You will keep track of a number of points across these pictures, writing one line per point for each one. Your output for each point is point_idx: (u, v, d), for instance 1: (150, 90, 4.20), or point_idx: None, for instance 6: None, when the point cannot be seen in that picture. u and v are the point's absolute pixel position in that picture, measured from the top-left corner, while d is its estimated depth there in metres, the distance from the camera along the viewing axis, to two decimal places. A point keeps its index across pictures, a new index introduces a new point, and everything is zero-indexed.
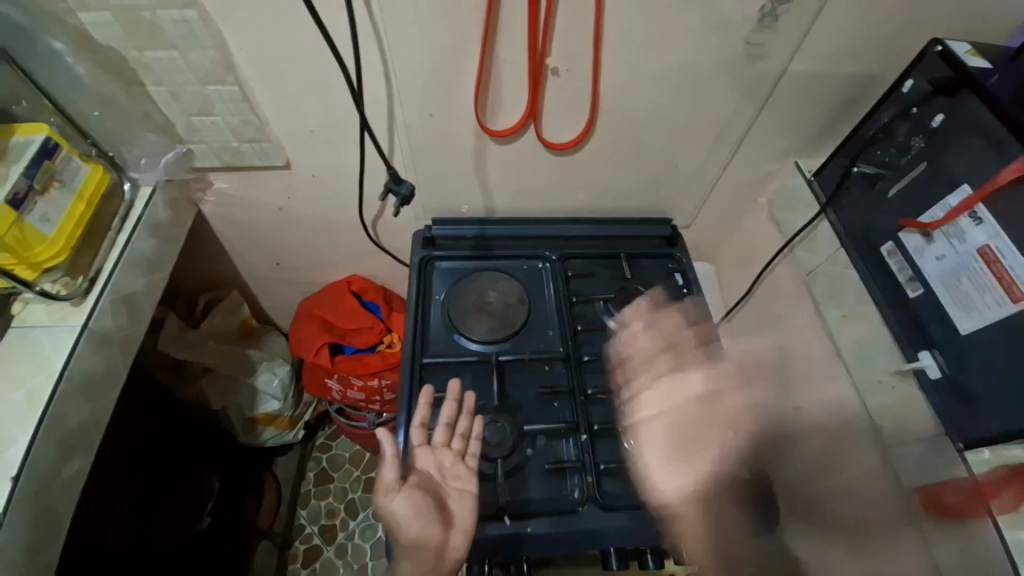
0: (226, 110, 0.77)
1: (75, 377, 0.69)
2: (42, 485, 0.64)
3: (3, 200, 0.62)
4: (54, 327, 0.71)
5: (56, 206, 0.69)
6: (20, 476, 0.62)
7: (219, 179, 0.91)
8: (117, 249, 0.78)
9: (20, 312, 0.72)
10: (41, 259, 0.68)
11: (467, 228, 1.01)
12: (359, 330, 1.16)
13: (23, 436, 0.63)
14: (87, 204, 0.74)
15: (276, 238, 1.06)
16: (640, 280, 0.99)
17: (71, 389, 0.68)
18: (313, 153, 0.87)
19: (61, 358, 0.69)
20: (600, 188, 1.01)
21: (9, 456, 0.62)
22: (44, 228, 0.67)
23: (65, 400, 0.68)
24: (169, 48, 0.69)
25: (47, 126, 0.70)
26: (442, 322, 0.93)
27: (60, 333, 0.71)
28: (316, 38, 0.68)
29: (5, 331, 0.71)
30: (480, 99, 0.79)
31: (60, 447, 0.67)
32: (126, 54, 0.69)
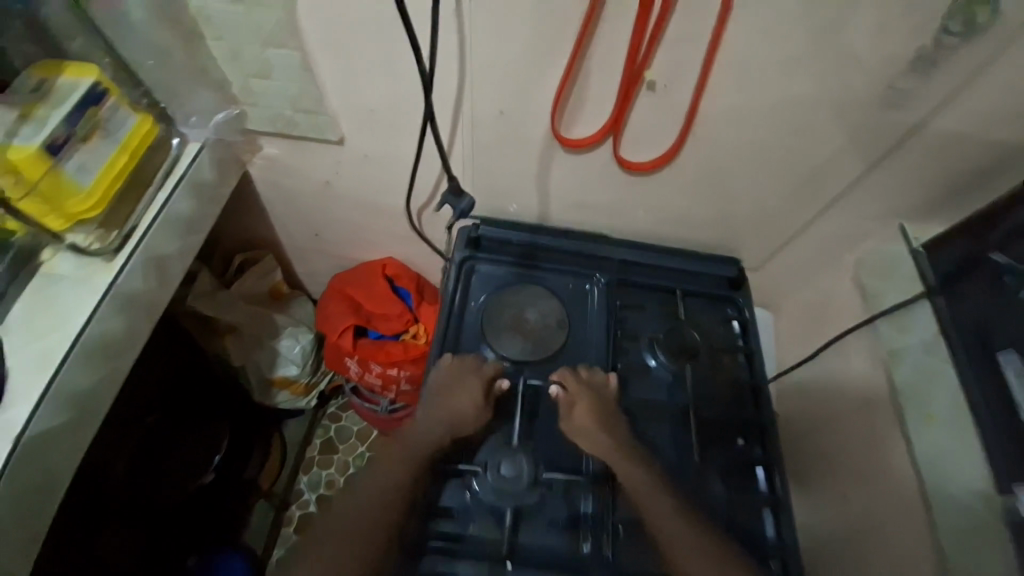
0: (285, 76, 0.72)
1: (93, 340, 0.67)
2: (44, 448, 0.62)
3: (39, 144, 0.60)
4: (80, 282, 0.69)
5: (96, 156, 0.66)
6: (27, 433, 0.61)
7: (269, 144, 0.86)
8: (155, 207, 0.75)
9: (50, 260, 0.70)
10: (74, 212, 0.65)
11: (515, 234, 0.94)
12: (386, 316, 1.13)
13: (31, 398, 0.62)
14: (130, 156, 0.70)
15: (319, 211, 1.02)
16: (693, 324, 0.90)
17: (88, 352, 0.67)
18: (370, 134, 0.80)
19: (82, 317, 0.67)
20: (667, 215, 0.92)
21: (18, 413, 0.61)
22: (80, 178, 0.64)
23: (81, 360, 0.66)
24: (234, 3, 0.63)
25: (97, 70, 0.67)
26: (475, 333, 0.87)
27: (86, 289, 0.69)
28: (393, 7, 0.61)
29: (34, 277, 0.69)
30: (560, 105, 0.71)
31: (73, 407, 0.66)
32: (188, 3, 0.64)
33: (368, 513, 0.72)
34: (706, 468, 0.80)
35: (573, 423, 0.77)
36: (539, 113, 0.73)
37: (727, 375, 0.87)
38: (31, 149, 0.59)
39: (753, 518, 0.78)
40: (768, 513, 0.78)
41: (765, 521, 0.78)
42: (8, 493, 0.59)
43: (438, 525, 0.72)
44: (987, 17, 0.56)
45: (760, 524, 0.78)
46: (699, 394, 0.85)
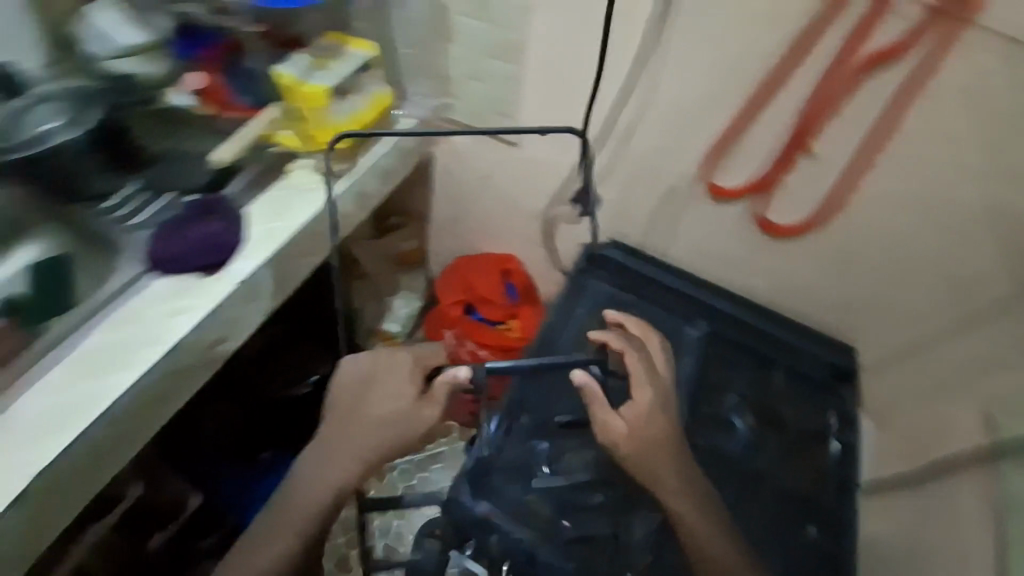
0: (500, 80, 0.89)
1: (305, 233, 0.82)
2: (241, 301, 0.76)
3: (329, 83, 0.80)
4: (307, 191, 0.85)
5: (354, 104, 0.86)
6: (245, 283, 0.76)
7: (458, 134, 1.04)
8: (371, 156, 0.92)
9: (292, 170, 0.87)
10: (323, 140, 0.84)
11: (632, 264, 0.99)
12: (492, 303, 1.24)
13: (256, 259, 0.77)
14: (376, 114, 0.87)
15: (470, 199, 1.18)
16: (787, 401, 0.89)
17: (301, 240, 0.82)
18: (542, 144, 0.95)
19: (304, 215, 0.82)
20: (784, 284, 0.92)
21: (243, 267, 0.76)
22: (340, 115, 0.84)
23: (295, 245, 0.81)
24: (490, 22, 0.85)
25: (374, 47, 0.87)
26: (571, 338, 0.95)
27: (310, 198, 0.84)
28: (621, 45, 0.79)
29: (278, 179, 0.86)
30: (723, 152, 0.82)
31: (274, 279, 0.80)
32: (462, 20, 0.86)
33: (280, 522, 0.66)
34: (766, 535, 0.81)
35: (632, 427, 0.66)
36: (700, 156, 0.84)
37: (814, 460, 0.86)
38: (323, 86, 0.80)
39: None
40: None
41: None
42: (211, 320, 0.72)
43: (499, 482, 0.85)
44: None
45: None
46: (775, 467, 0.85)
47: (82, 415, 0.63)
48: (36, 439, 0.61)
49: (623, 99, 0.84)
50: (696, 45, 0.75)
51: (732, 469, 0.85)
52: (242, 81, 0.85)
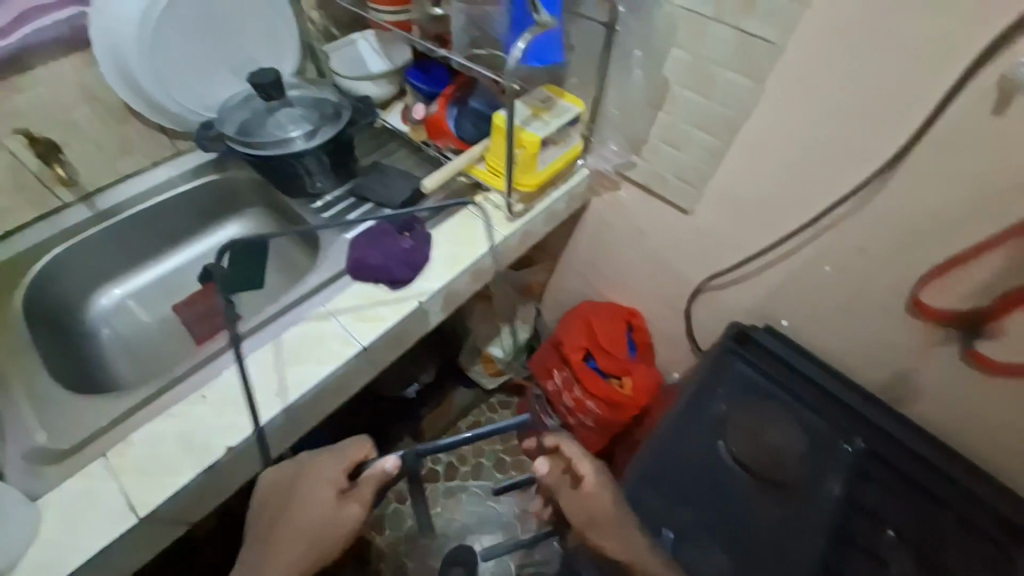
0: (692, 151, 0.85)
1: (481, 264, 0.86)
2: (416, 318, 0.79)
3: (540, 138, 0.80)
4: (488, 224, 0.88)
5: (551, 156, 0.86)
6: (424, 303, 0.79)
7: (625, 189, 1.02)
8: (549, 201, 0.93)
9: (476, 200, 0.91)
10: (522, 187, 0.85)
11: (785, 352, 0.94)
12: (611, 356, 1.22)
13: (438, 281, 0.81)
14: (564, 164, 0.89)
15: (614, 250, 1.17)
16: (957, 552, 0.78)
17: (476, 271, 0.85)
18: (726, 220, 0.91)
19: (483, 247, 0.85)
20: (971, 425, 0.84)
21: (428, 287, 0.80)
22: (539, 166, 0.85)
23: (470, 274, 0.85)
24: (705, 95, 0.77)
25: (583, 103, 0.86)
26: (711, 417, 0.90)
27: (490, 232, 0.87)
28: (871, 153, 0.70)
29: (462, 207, 0.90)
30: (940, 274, 0.74)
31: (445, 303, 0.83)
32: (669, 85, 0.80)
33: None
34: None
35: (578, 498, 0.64)
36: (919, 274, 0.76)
37: None
38: (535, 139, 0.79)
39: None
40: None
41: None
42: (392, 331, 0.76)
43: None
44: None
45: None
46: None
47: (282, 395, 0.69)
48: (236, 406, 0.67)
49: (845, 204, 0.76)
50: (964, 160, 0.65)
51: None
52: (460, 110, 0.88)
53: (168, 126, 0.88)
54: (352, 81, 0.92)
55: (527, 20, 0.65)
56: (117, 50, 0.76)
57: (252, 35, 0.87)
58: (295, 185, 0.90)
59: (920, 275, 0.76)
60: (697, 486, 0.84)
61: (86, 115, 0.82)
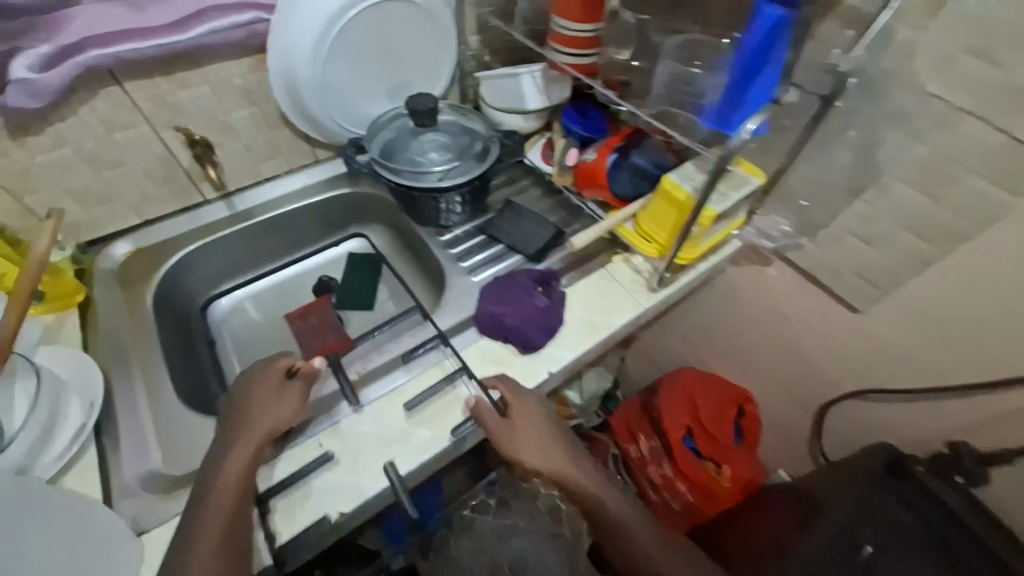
0: (886, 250, 0.73)
1: (615, 336, 0.77)
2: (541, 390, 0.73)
3: (716, 211, 0.69)
4: (629, 291, 0.79)
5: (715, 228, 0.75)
6: (554, 374, 0.72)
7: (777, 268, 0.90)
8: (696, 272, 0.83)
9: (615, 261, 0.82)
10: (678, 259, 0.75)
11: (958, 505, 0.78)
12: (714, 439, 1.10)
13: (571, 350, 0.73)
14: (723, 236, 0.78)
15: (740, 325, 1.05)
16: None
17: (608, 343, 0.77)
18: (909, 333, 0.77)
19: (622, 318, 0.76)
20: None
21: (560, 356, 0.72)
22: (702, 240, 0.74)
23: (603, 345, 0.76)
24: (929, 193, 0.65)
25: (761, 173, 0.75)
26: (845, 556, 0.81)
27: (631, 300, 0.78)
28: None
29: (600, 266, 0.82)
30: None
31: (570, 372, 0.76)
32: (879, 174, 0.68)
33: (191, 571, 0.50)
34: None
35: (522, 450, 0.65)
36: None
37: None
38: (711, 212, 0.68)
39: None
40: None
41: None
42: None
43: None
44: None
45: None
46: None
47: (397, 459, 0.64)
48: (351, 463, 0.63)
49: None
50: None
51: None
52: (618, 161, 0.78)
53: (314, 136, 0.87)
54: (500, 113, 0.87)
55: (762, 72, 0.54)
56: (290, 61, 0.74)
57: (411, 58, 0.85)
58: (428, 217, 0.84)
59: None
60: None
61: (243, 119, 0.80)
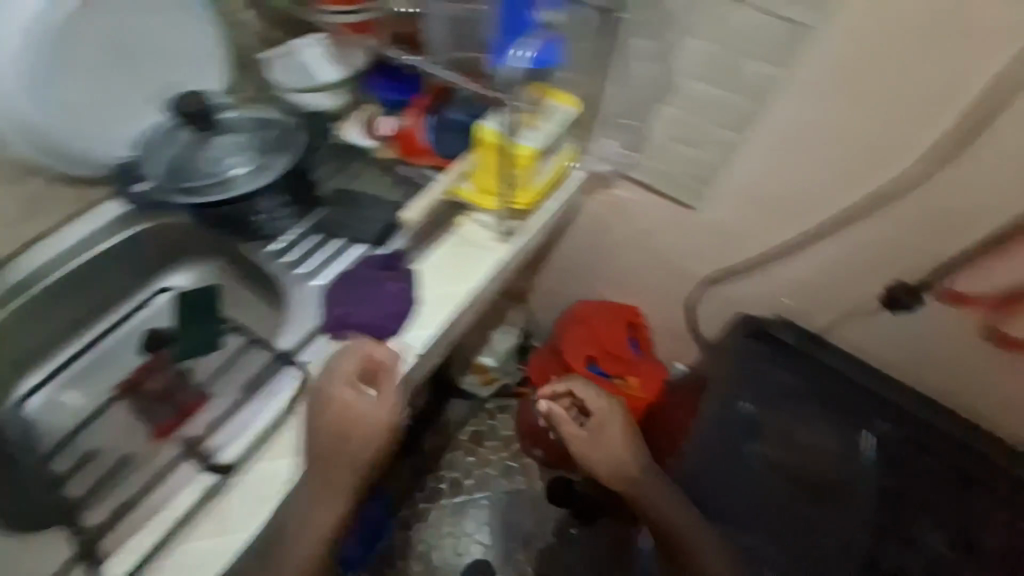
0: (703, 147, 0.80)
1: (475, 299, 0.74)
2: (408, 378, 0.68)
3: (535, 148, 0.71)
4: (482, 249, 0.76)
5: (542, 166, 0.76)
6: (417, 358, 0.68)
7: (624, 188, 0.94)
8: (546, 212, 0.82)
9: (463, 224, 0.79)
10: (516, 206, 0.76)
11: (810, 346, 0.90)
12: (618, 359, 1.17)
13: (432, 325, 0.70)
14: (556, 172, 0.79)
15: (613, 253, 1.08)
16: (990, 529, 0.79)
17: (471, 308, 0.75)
18: (744, 215, 0.86)
19: (478, 279, 0.74)
20: (988, 398, 0.86)
21: (421, 336, 0.69)
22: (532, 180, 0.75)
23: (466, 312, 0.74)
24: (721, 84, 0.72)
25: (574, 100, 0.76)
26: (742, 426, 0.87)
27: (485, 258, 0.76)
28: (911, 148, 0.69)
29: (448, 233, 0.78)
30: (977, 262, 0.73)
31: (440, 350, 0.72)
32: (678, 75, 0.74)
33: None
34: None
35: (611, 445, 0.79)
36: (948, 264, 0.75)
37: None
38: (531, 151, 0.70)
39: None
40: None
41: None
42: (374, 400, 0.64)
43: None
44: None
45: None
46: None
47: (258, 507, 0.58)
48: (217, 530, 0.57)
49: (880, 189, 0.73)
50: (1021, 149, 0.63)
51: None
52: (433, 129, 0.76)
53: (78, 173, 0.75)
54: (296, 94, 0.78)
55: (535, 5, 0.60)
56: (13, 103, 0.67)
57: (157, 51, 0.78)
58: (245, 230, 0.75)
59: (951, 265, 0.75)
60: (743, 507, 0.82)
61: None
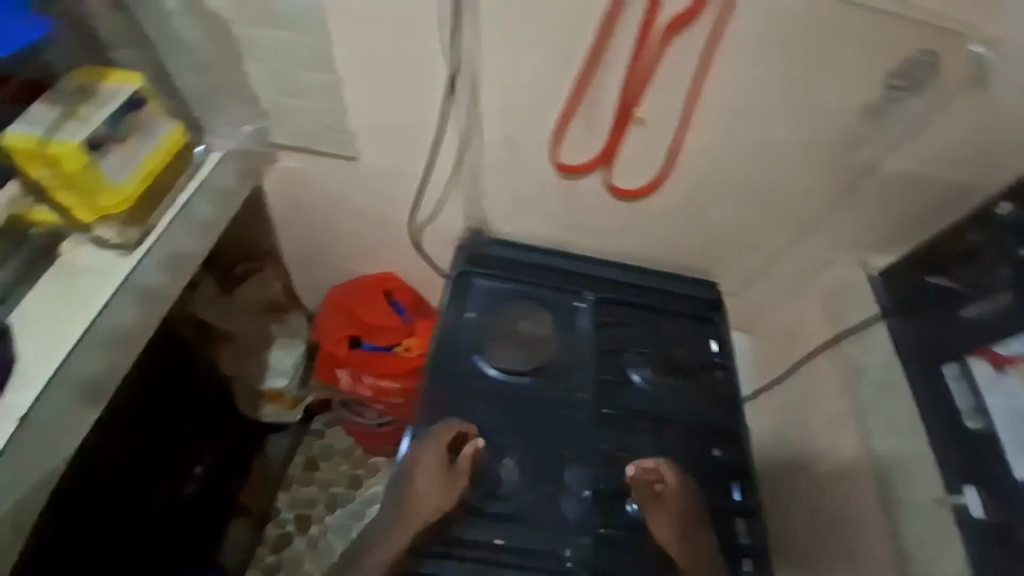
0: (312, 94, 0.81)
1: (105, 327, 0.70)
2: (24, 442, 0.61)
3: (80, 141, 0.65)
4: (99, 273, 0.72)
5: (128, 156, 0.72)
6: (28, 420, 0.62)
7: (287, 158, 0.91)
8: (174, 209, 0.78)
9: (71, 251, 0.74)
10: (113, 209, 0.70)
11: (511, 251, 1.01)
12: (384, 329, 1.14)
13: (38, 378, 0.64)
14: (161, 159, 0.75)
15: (323, 226, 1.05)
16: (676, 342, 0.98)
17: (102, 339, 0.69)
18: (390, 153, 0.87)
19: (98, 306, 0.70)
20: (657, 242, 0.98)
21: (23, 398, 0.62)
22: (115, 175, 0.70)
23: (95, 345, 0.69)
24: (276, 25, 0.73)
25: (138, 77, 0.73)
26: (470, 343, 0.93)
27: (102, 281, 0.72)
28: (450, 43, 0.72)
29: (53, 265, 0.72)
30: (564, 133, 0.79)
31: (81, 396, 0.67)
32: (232, 23, 0.73)
33: None
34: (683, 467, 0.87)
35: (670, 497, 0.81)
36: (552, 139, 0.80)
37: (708, 391, 0.94)
38: (72, 145, 0.64)
39: (724, 491, 0.87)
40: (736, 487, 0.87)
41: (734, 493, 0.87)
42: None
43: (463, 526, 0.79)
44: (926, 72, 0.68)
45: (729, 496, 0.87)
46: (679, 406, 0.92)
47: None
48: None
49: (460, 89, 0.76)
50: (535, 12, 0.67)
51: (636, 415, 0.90)
52: None
53: None
54: None
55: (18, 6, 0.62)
56: None
57: None
58: None
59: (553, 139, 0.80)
60: (484, 411, 0.88)
61: None
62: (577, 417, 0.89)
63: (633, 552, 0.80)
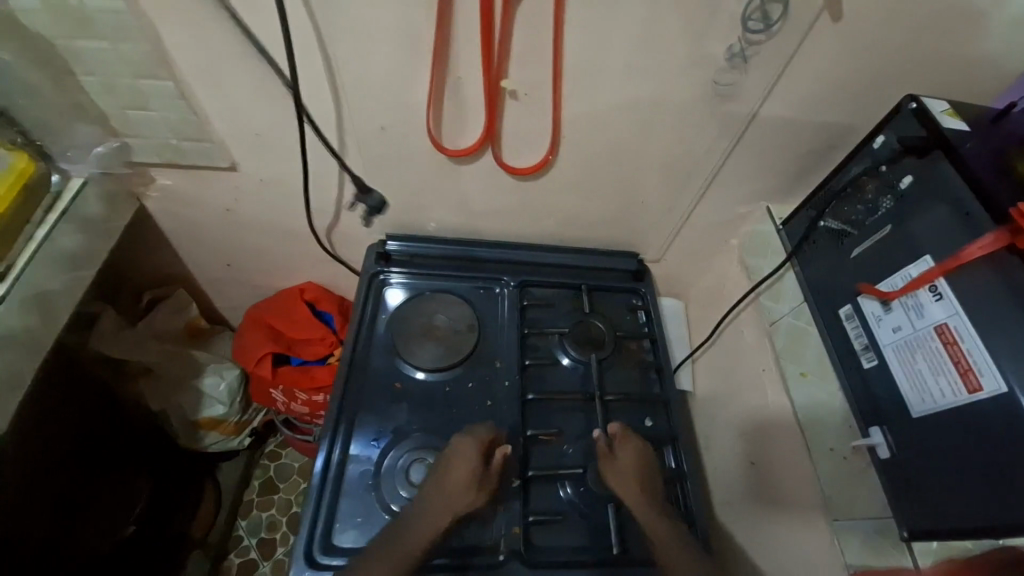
0: (163, 106, 0.77)
1: None
2: None
3: None
4: None
5: None
6: None
7: (162, 175, 0.88)
8: (34, 244, 0.79)
9: None
10: None
11: (424, 245, 0.97)
12: (309, 340, 1.09)
13: None
14: (5, 195, 0.76)
15: (224, 240, 1.02)
16: (601, 316, 0.94)
17: None
18: (267, 157, 0.85)
19: None
20: (566, 216, 0.95)
21: None
22: None
23: None
24: (98, 38, 0.68)
25: None
26: (386, 344, 0.89)
27: None
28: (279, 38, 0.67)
29: None
30: (434, 116, 0.75)
31: None
32: (53, 41, 0.68)
33: None
34: None
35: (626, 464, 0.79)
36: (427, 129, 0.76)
37: (634, 360, 0.92)
38: None
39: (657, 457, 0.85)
40: (669, 451, 0.86)
41: (667, 456, 0.86)
42: None
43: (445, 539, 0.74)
44: (779, 13, 0.64)
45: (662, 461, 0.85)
46: (607, 380, 0.89)
47: None
48: None
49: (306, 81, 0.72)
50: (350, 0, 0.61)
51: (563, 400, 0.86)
52: None
53: None
54: None
55: None
56: None
57: None
58: None
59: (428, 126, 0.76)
60: (402, 412, 0.83)
61: None
62: (500, 404, 0.85)
63: (571, 527, 0.78)
